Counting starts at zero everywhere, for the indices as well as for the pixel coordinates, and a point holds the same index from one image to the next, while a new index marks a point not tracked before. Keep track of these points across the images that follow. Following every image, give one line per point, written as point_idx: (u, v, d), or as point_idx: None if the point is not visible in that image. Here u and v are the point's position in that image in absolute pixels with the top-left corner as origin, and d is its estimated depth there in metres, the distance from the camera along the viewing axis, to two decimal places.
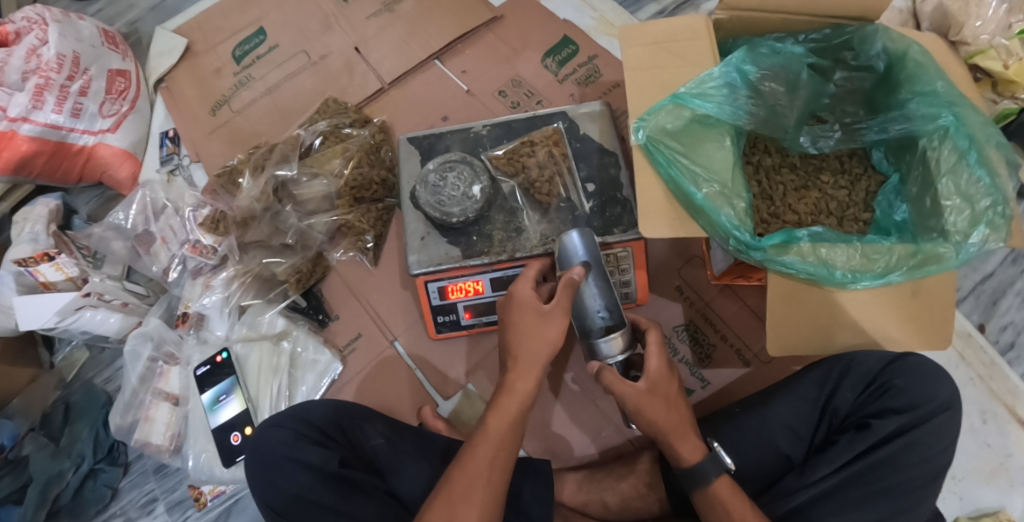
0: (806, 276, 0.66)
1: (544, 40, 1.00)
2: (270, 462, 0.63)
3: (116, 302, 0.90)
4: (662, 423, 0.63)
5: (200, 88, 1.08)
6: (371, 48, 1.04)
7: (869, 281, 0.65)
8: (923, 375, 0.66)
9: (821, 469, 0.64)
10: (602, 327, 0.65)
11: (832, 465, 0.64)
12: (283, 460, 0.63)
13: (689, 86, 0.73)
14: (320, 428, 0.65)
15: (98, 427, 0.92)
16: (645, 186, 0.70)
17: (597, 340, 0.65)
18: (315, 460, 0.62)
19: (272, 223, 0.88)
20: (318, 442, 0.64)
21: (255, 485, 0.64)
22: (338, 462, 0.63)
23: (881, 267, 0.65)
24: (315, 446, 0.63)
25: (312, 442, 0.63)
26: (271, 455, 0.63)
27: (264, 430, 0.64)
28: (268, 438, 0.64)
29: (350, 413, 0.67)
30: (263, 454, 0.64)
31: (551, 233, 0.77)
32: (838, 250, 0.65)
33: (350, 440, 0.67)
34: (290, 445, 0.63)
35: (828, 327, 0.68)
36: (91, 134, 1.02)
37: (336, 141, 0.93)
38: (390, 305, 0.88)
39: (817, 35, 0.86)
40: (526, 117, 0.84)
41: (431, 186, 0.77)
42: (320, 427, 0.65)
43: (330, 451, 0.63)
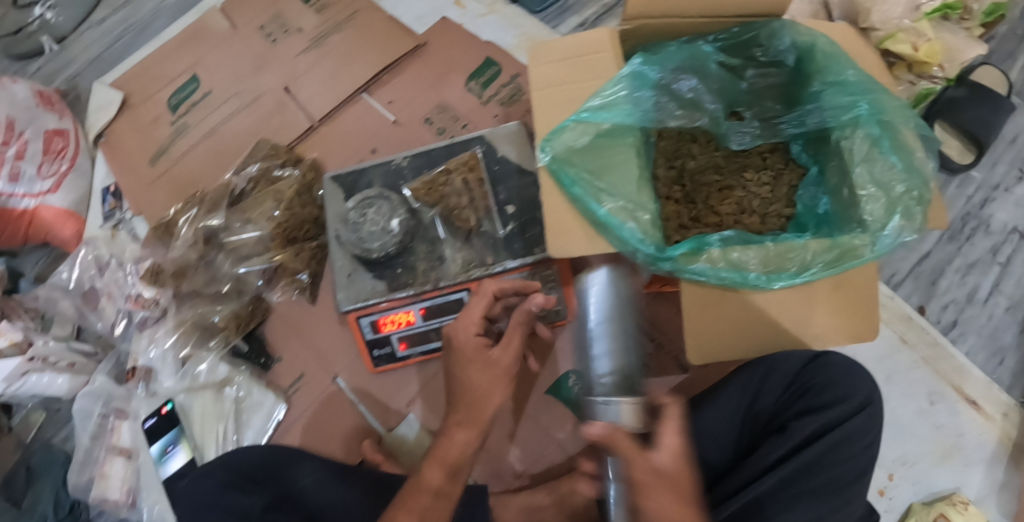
0: (719, 282, 0.66)
1: (467, 64, 1.01)
2: (198, 508, 0.64)
3: (62, 364, 0.91)
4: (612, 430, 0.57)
5: (138, 139, 1.09)
6: (301, 86, 1.05)
7: (783, 282, 0.65)
8: (840, 374, 0.68)
9: (746, 474, 0.65)
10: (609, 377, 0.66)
11: (757, 470, 0.64)
12: (211, 506, 0.63)
13: (591, 101, 0.73)
14: (246, 472, 0.67)
15: (59, 485, 0.93)
16: (554, 206, 0.71)
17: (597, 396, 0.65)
18: (242, 505, 0.63)
19: (208, 270, 0.90)
20: (243, 488, 0.65)
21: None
22: (263, 506, 0.64)
23: (795, 266, 0.65)
24: (240, 492, 0.64)
25: (239, 488, 0.64)
26: (199, 503, 0.64)
27: (193, 480, 0.66)
28: (196, 487, 0.66)
29: (280, 456, 0.69)
30: (194, 503, 0.64)
31: (473, 258, 0.79)
32: (750, 252, 0.66)
33: (280, 485, 0.68)
34: (219, 491, 0.64)
35: (749, 330, 0.69)
36: (32, 197, 1.02)
37: (268, 184, 0.95)
38: (331, 342, 0.89)
39: (725, 35, 0.86)
40: (445, 144, 0.85)
41: (352, 223, 0.78)
42: (246, 472, 0.66)
43: (257, 496, 0.64)
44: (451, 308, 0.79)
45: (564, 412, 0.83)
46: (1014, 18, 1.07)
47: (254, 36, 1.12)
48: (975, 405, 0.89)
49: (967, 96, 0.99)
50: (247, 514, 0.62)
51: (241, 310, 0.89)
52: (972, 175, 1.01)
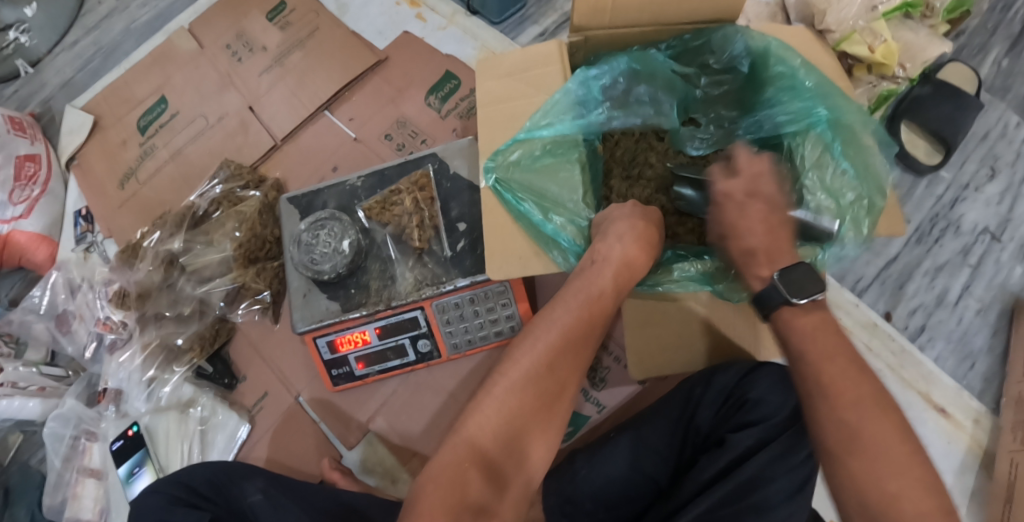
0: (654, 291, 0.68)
1: (426, 78, 1.02)
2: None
3: (32, 389, 0.93)
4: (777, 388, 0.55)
5: (109, 162, 1.11)
6: (265, 105, 1.07)
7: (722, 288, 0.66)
8: (782, 385, 0.64)
9: (682, 495, 0.63)
10: None
11: (692, 489, 0.63)
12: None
13: (535, 117, 0.73)
14: (193, 489, 0.67)
15: (35, 506, 0.95)
16: (499, 222, 0.70)
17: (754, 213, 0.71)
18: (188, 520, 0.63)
19: (170, 293, 0.91)
20: (190, 504, 0.65)
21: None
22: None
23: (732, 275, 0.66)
24: (185, 508, 0.64)
25: (184, 504, 0.65)
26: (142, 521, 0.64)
27: (141, 498, 0.66)
28: (145, 503, 0.66)
29: (227, 473, 0.69)
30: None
31: (425, 277, 0.79)
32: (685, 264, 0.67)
33: (227, 500, 0.68)
34: (164, 509, 0.64)
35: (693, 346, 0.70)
36: (5, 223, 1.04)
37: (232, 204, 0.95)
38: (293, 361, 0.90)
39: (677, 41, 0.87)
40: (398, 162, 0.85)
41: (305, 245, 0.79)
42: (192, 488, 0.67)
43: (201, 512, 0.65)
44: (405, 326, 0.81)
45: None
46: (982, 12, 1.05)
47: (220, 55, 1.13)
48: (943, 413, 0.89)
49: (931, 94, 0.97)
50: None
51: (206, 330, 0.91)
52: (940, 175, 0.99)
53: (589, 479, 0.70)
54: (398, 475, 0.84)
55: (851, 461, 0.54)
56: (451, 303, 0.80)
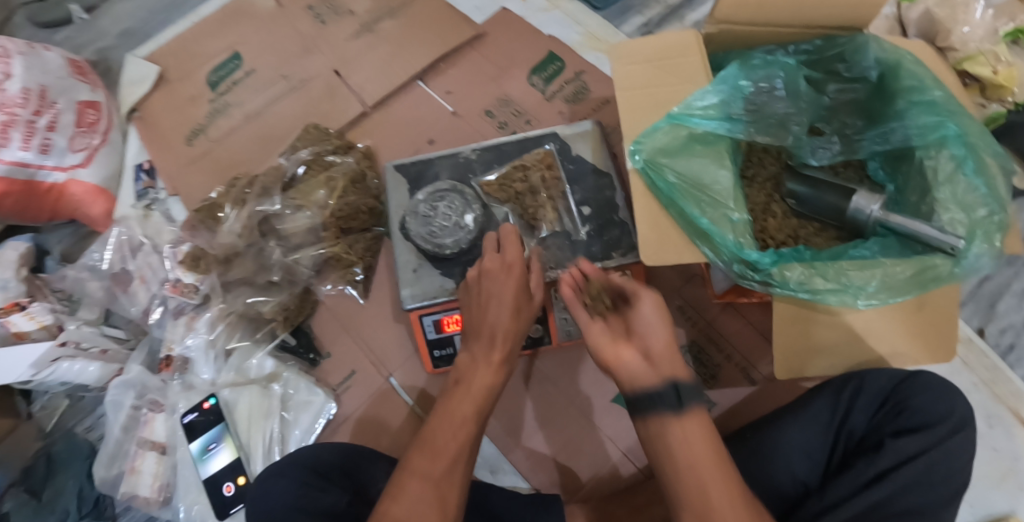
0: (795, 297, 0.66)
1: (529, 57, 0.98)
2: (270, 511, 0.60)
3: (94, 351, 0.87)
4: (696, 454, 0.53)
5: (175, 117, 1.04)
6: (352, 70, 1.01)
7: (865, 302, 0.65)
8: (946, 395, 0.67)
9: (839, 493, 0.65)
10: (881, 215, 0.72)
11: (849, 489, 0.65)
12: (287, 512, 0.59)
13: (684, 106, 0.70)
14: (322, 473, 0.63)
15: (83, 480, 0.88)
16: (646, 209, 0.68)
17: (880, 218, 0.73)
18: (325, 504, 0.60)
19: (256, 259, 0.86)
20: (321, 488, 0.61)
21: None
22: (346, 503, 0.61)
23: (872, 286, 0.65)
24: (320, 493, 0.60)
25: (317, 488, 0.61)
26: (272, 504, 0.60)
27: (267, 480, 0.62)
28: (270, 487, 0.61)
29: (352, 455, 0.66)
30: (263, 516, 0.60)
31: (549, 261, 0.77)
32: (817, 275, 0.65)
33: (355, 486, 0.65)
34: (297, 496, 0.60)
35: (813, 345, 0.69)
36: (62, 171, 0.97)
37: (320, 169, 0.90)
38: (384, 339, 0.85)
39: (807, 47, 0.85)
40: (517, 139, 0.82)
41: (422, 216, 0.75)
42: (324, 473, 0.63)
43: (336, 498, 0.61)
44: None
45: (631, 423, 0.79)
46: None
47: (301, 16, 1.06)
48: None
49: None
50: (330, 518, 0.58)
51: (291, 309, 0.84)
52: None
53: None
54: (500, 466, 0.79)
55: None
56: None
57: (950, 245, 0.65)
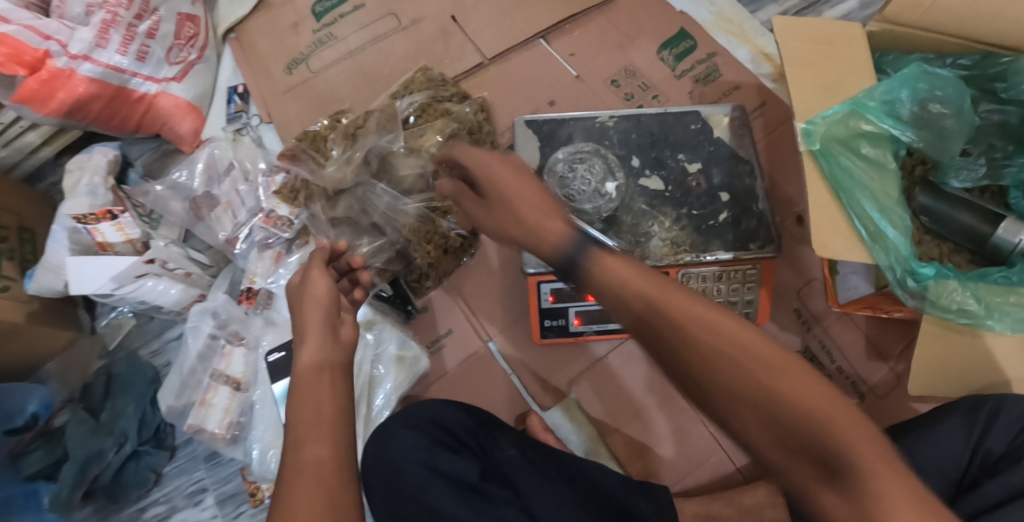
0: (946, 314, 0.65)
1: (660, 30, 0.93)
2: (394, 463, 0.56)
3: (179, 272, 0.82)
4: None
5: (274, 43, 0.98)
6: (470, 17, 0.95)
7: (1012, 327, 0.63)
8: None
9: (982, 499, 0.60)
10: None
11: (982, 504, 0.60)
12: (417, 465, 0.56)
13: (867, 92, 0.67)
14: (454, 434, 0.60)
15: (145, 405, 0.84)
16: (820, 194, 0.63)
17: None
18: (454, 468, 0.56)
19: (362, 199, 0.81)
20: (450, 449, 0.58)
21: (373, 471, 0.58)
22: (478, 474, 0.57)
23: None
24: (449, 453, 0.57)
25: (447, 448, 0.58)
26: (397, 458, 0.57)
27: (393, 430, 0.59)
28: (393, 440, 0.58)
29: (485, 424, 0.62)
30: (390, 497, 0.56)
31: (681, 241, 0.72)
32: (969, 295, 0.64)
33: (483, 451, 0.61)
34: (425, 451, 0.57)
35: (967, 369, 0.67)
36: (154, 82, 0.92)
37: (435, 115, 0.84)
38: (486, 301, 0.80)
39: (965, 61, 0.82)
40: (658, 112, 0.77)
41: (560, 177, 0.71)
42: (452, 431, 0.60)
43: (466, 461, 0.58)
44: None
45: None
46: None
47: None
48: None
49: None
50: (461, 480, 0.56)
51: (418, 246, 0.78)
52: None
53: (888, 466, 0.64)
54: (596, 449, 0.75)
55: None
56: (699, 275, 0.73)
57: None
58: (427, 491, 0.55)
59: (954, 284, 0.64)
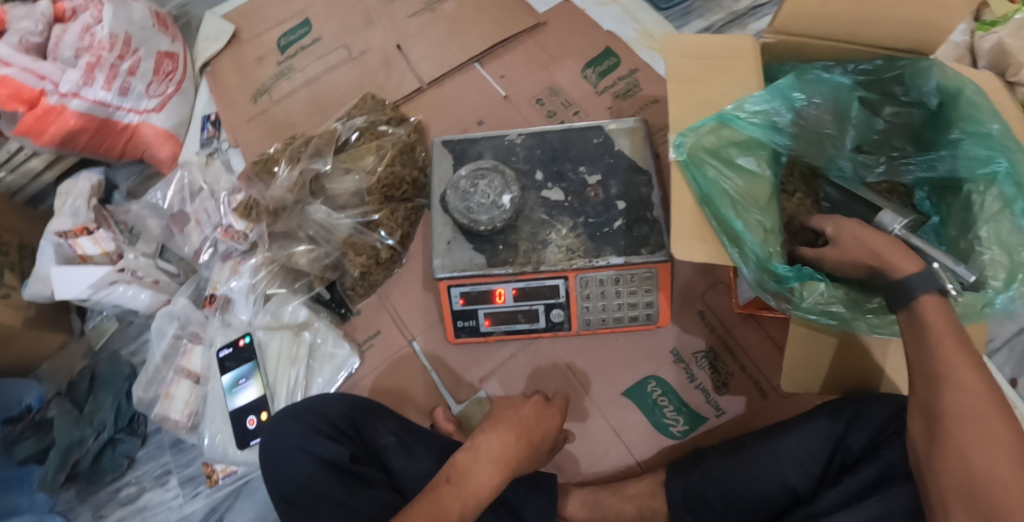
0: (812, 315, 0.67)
1: (584, 51, 1.00)
2: (284, 451, 0.64)
3: (147, 280, 0.93)
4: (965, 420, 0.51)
5: (243, 76, 1.10)
6: (412, 46, 1.04)
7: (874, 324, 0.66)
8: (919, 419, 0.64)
9: (828, 501, 0.62)
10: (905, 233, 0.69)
11: (838, 497, 0.61)
12: (297, 453, 0.64)
13: (736, 105, 0.72)
14: (334, 423, 0.66)
15: (121, 398, 0.96)
16: (684, 204, 0.69)
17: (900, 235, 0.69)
18: (328, 453, 0.63)
19: (299, 216, 0.90)
20: (329, 436, 0.65)
21: (266, 470, 0.65)
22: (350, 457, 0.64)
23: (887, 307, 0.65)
24: (326, 439, 0.64)
25: (326, 435, 0.65)
26: (284, 448, 0.65)
27: (280, 421, 0.66)
28: (282, 429, 0.66)
29: (367, 410, 0.68)
30: (284, 475, 0.64)
31: (576, 247, 0.77)
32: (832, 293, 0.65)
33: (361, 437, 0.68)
34: (306, 440, 0.64)
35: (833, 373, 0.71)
36: (136, 113, 1.05)
37: (371, 138, 0.94)
38: (410, 304, 0.88)
39: (867, 66, 0.84)
40: (562, 129, 0.85)
41: (461, 191, 0.78)
42: (333, 421, 0.66)
43: (341, 446, 0.64)
44: (543, 292, 0.79)
45: (637, 416, 0.81)
46: None
47: None
48: None
49: None
50: (333, 462, 0.63)
51: (350, 258, 0.87)
52: None
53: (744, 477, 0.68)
54: None
55: (966, 444, 0.51)
56: (597, 278, 0.78)
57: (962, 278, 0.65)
58: (306, 475, 0.63)
59: (819, 287, 0.65)
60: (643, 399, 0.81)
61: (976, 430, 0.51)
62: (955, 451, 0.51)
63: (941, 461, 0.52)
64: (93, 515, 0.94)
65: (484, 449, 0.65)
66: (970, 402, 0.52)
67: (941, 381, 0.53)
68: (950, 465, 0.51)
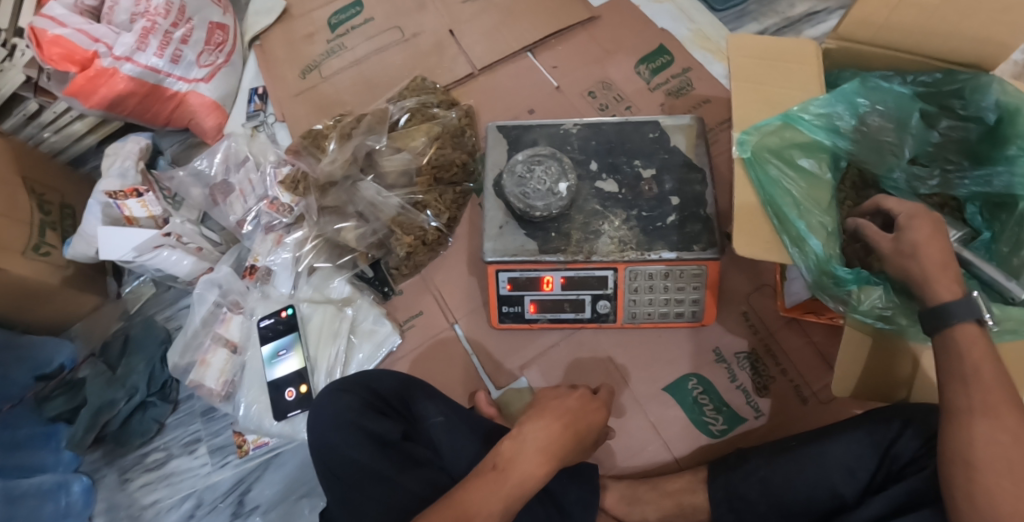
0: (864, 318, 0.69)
1: (638, 47, 1.00)
2: (334, 423, 0.64)
3: (191, 247, 0.93)
4: (981, 439, 0.53)
5: (292, 51, 1.10)
6: (465, 31, 1.04)
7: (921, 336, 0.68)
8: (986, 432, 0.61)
9: (875, 509, 0.61)
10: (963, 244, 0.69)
11: (885, 506, 0.61)
12: (346, 424, 0.63)
13: (802, 106, 0.72)
14: (383, 399, 0.67)
15: (154, 363, 0.95)
16: (748, 201, 0.69)
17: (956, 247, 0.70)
18: (381, 428, 0.63)
19: (349, 191, 0.90)
20: (379, 411, 0.66)
21: (313, 443, 0.65)
22: (399, 434, 0.64)
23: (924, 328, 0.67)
24: (377, 415, 0.65)
25: (376, 410, 0.65)
26: (334, 418, 0.64)
27: (331, 395, 0.66)
28: (333, 402, 0.66)
29: (416, 389, 0.69)
30: (327, 449, 0.63)
31: (629, 240, 0.77)
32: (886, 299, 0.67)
33: (410, 415, 0.68)
34: (357, 411, 0.64)
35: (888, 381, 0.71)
36: (185, 82, 1.04)
37: (423, 119, 0.93)
38: (453, 288, 0.88)
39: (926, 78, 0.82)
40: (618, 121, 0.84)
41: (518, 176, 0.78)
42: (383, 397, 0.67)
43: (392, 423, 0.65)
44: (590, 283, 0.79)
45: (676, 412, 0.80)
46: None
47: None
48: None
49: None
50: (384, 437, 0.63)
51: (398, 236, 0.86)
52: None
53: (789, 481, 0.67)
54: None
55: (979, 460, 0.53)
56: (646, 272, 0.78)
57: (1011, 293, 0.64)
58: (352, 446, 0.62)
59: (876, 293, 0.67)
60: (683, 396, 0.81)
61: (991, 447, 0.53)
62: (969, 465, 0.53)
63: (961, 484, 0.53)
64: (121, 477, 0.95)
65: (531, 439, 0.62)
66: (988, 419, 0.54)
67: (976, 401, 0.55)
68: (965, 478, 0.53)
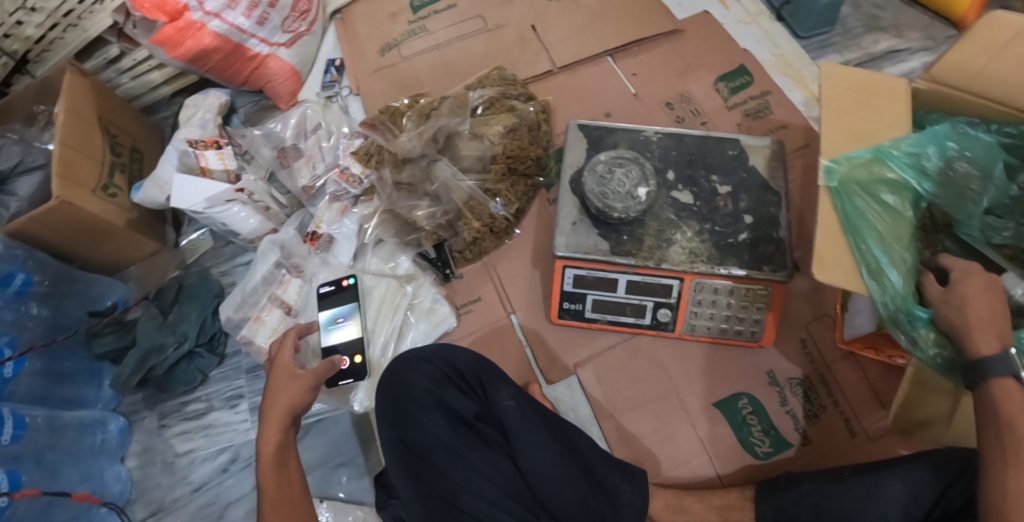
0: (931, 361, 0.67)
1: (720, 64, 1.00)
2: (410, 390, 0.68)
3: (259, 205, 0.94)
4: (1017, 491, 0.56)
5: (374, 27, 1.11)
6: (548, 29, 1.05)
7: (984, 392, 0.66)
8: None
9: None
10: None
11: None
12: (424, 393, 0.68)
13: (893, 142, 0.72)
14: (461, 376, 0.70)
15: (206, 315, 0.96)
16: (830, 227, 0.68)
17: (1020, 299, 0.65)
18: (454, 403, 0.67)
19: (425, 170, 0.91)
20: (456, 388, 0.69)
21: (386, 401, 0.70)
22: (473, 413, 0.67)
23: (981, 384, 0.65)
24: (455, 391, 0.68)
25: (453, 386, 0.69)
26: (411, 383, 0.69)
27: (407, 364, 0.71)
28: (410, 369, 0.70)
29: (490, 371, 0.70)
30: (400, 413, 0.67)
31: (700, 252, 0.77)
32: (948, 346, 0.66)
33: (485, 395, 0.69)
34: (434, 384, 0.68)
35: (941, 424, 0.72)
36: (267, 45, 1.05)
37: (500, 109, 0.94)
38: (515, 279, 0.89)
39: (1012, 130, 0.80)
40: (701, 135, 0.84)
41: (598, 176, 0.78)
42: (460, 373, 0.70)
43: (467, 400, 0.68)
44: (656, 290, 0.80)
45: (725, 430, 0.81)
46: None
47: None
48: None
49: None
50: (457, 411, 0.66)
51: (467, 220, 0.87)
52: None
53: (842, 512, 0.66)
54: (589, 428, 0.82)
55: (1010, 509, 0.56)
56: (712, 286, 0.78)
57: None
58: (423, 414, 0.66)
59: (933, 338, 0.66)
60: (733, 413, 0.81)
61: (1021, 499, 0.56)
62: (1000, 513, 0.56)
63: None
64: (158, 422, 0.95)
65: None
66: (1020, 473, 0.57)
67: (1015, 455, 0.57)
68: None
